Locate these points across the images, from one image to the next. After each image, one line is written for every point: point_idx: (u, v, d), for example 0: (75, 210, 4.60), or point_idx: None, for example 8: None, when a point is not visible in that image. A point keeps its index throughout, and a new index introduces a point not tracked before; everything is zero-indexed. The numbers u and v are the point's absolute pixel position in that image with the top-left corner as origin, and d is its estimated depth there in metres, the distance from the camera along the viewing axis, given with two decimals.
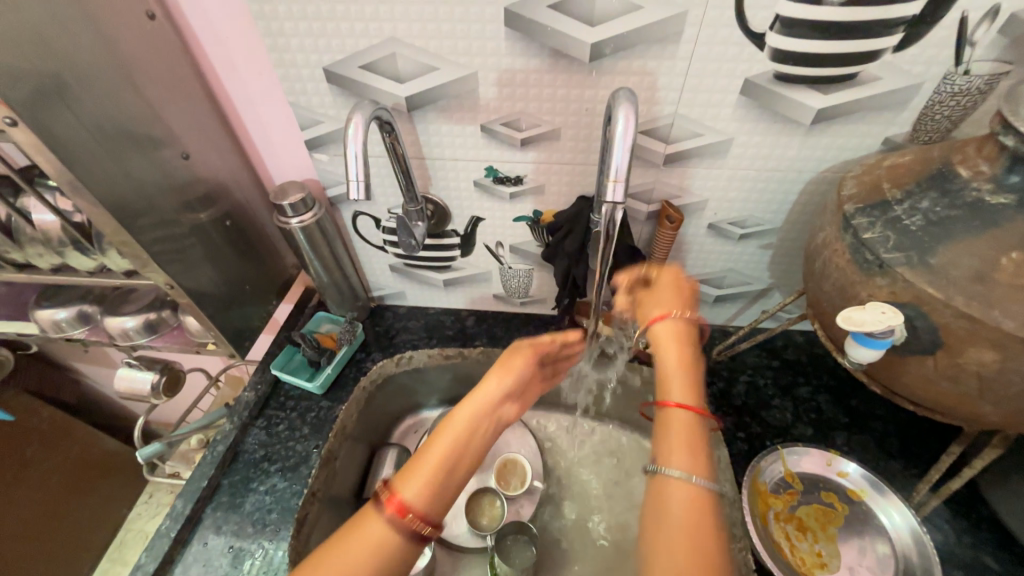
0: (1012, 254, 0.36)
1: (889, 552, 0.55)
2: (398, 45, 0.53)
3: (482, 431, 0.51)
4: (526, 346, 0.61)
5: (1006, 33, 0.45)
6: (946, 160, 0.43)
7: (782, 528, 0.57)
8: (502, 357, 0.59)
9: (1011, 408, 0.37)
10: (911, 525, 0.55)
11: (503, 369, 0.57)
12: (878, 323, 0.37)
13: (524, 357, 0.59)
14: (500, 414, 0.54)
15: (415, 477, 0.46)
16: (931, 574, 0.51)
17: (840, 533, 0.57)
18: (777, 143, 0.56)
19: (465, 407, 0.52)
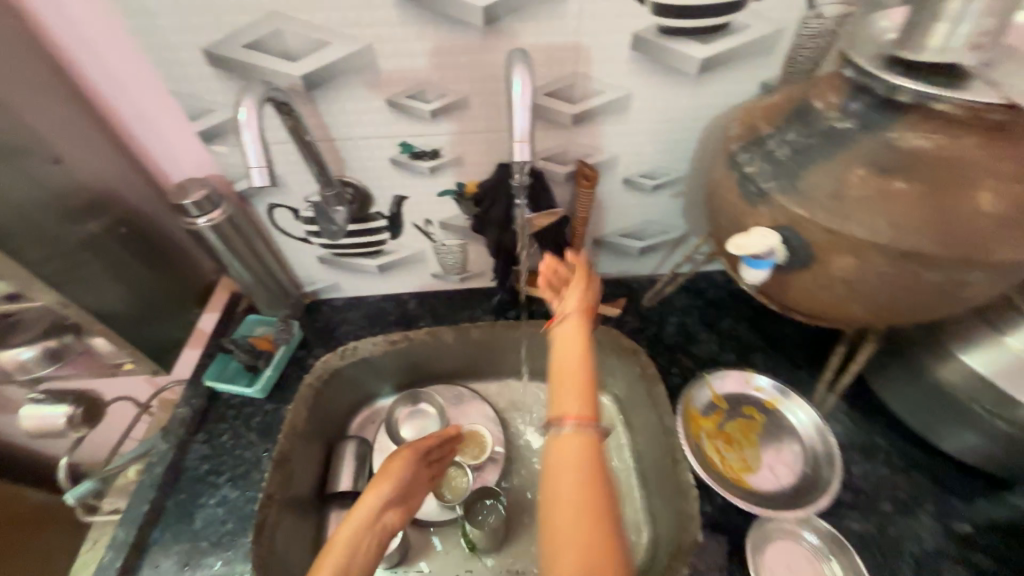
0: (859, 171, 0.40)
1: (801, 448, 0.62)
2: (282, 20, 0.50)
3: (363, 548, 0.59)
4: (405, 448, 0.69)
5: None
6: (808, 95, 0.47)
7: (712, 444, 0.63)
8: (384, 466, 0.67)
9: (875, 305, 0.43)
10: (814, 421, 0.63)
11: (380, 482, 0.65)
12: (760, 244, 0.42)
13: (403, 462, 0.67)
14: (382, 522, 0.63)
15: None
16: (832, 459, 0.59)
17: (761, 440, 0.64)
18: (671, 95, 0.60)
19: (345, 526, 0.60)
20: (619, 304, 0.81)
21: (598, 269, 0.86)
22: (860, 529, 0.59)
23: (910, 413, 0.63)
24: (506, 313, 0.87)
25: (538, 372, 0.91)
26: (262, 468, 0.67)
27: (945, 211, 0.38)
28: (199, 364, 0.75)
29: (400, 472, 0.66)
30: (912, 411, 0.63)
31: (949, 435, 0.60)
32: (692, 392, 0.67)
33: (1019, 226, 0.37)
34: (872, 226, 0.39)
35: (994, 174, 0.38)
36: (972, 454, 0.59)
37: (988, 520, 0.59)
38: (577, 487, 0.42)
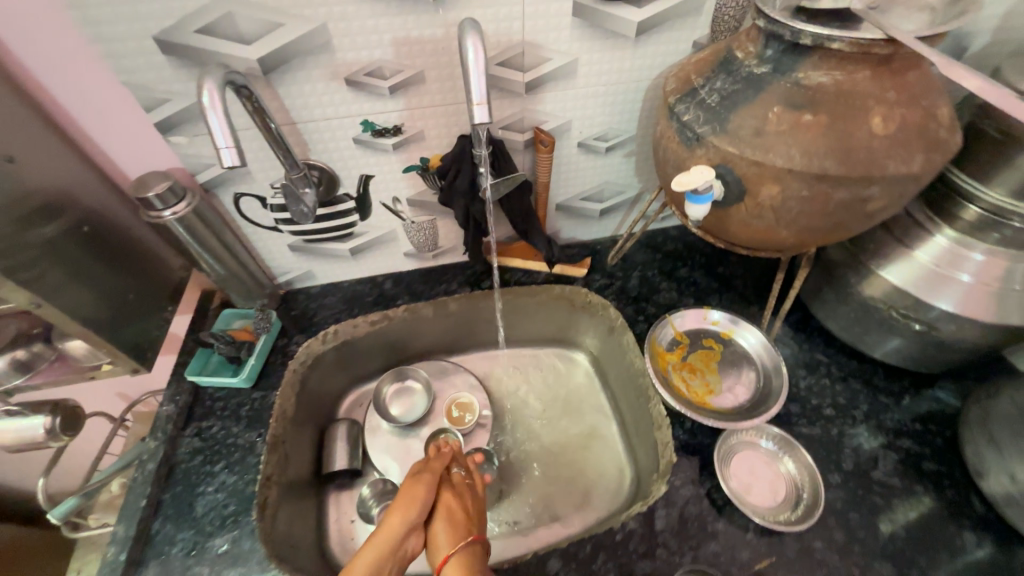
0: (775, 108, 0.46)
1: (755, 369, 0.70)
2: (233, 3, 0.51)
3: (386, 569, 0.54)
4: (424, 472, 0.66)
5: None
6: (730, 47, 0.52)
7: (678, 374, 0.71)
8: (409, 484, 0.64)
9: (800, 226, 0.50)
10: (763, 342, 0.71)
11: (404, 504, 0.61)
12: (698, 180, 0.48)
13: (426, 485, 0.63)
14: (406, 549, 0.57)
15: None
16: (779, 371, 0.68)
17: (720, 366, 0.72)
18: (613, 58, 0.64)
19: (369, 545, 0.55)
20: (584, 263, 0.87)
21: (563, 233, 0.91)
22: (809, 432, 0.67)
23: (843, 328, 0.72)
24: (480, 283, 0.90)
25: (516, 338, 0.95)
26: (257, 453, 0.68)
27: (847, 136, 0.44)
28: (179, 362, 0.75)
29: (423, 496, 0.62)
30: (844, 327, 0.72)
31: (876, 342, 0.69)
32: (657, 333, 0.74)
33: (905, 145, 0.45)
34: (788, 155, 0.45)
35: (882, 102, 0.45)
36: (895, 355, 0.68)
37: (912, 410, 0.69)
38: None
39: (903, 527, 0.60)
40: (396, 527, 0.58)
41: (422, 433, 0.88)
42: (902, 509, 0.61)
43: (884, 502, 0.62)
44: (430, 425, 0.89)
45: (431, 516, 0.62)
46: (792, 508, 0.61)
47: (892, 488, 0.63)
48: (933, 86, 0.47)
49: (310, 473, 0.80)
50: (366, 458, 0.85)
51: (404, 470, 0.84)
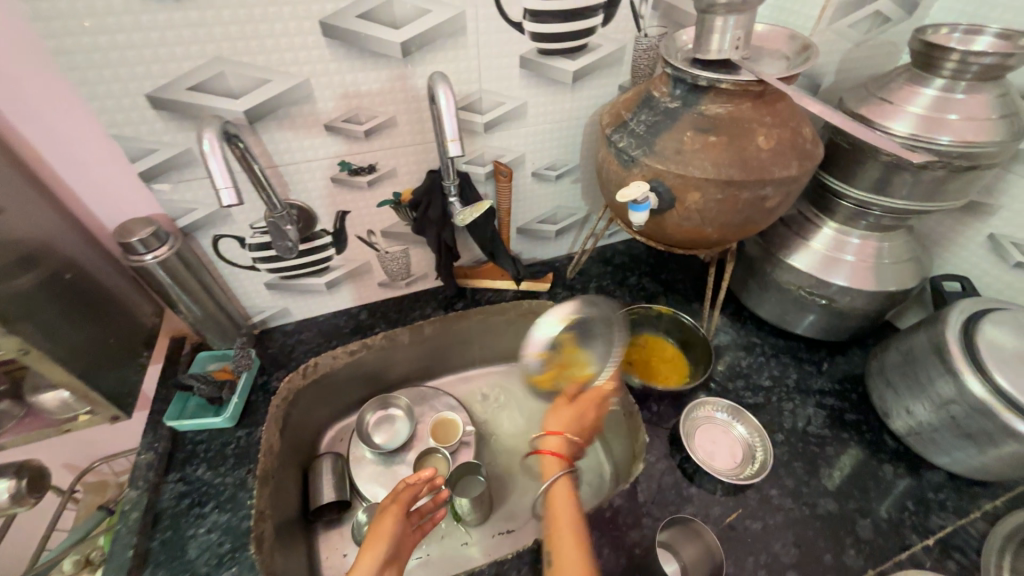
0: (688, 133, 0.59)
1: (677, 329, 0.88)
2: (225, 63, 0.57)
3: None
4: (391, 505, 0.68)
5: (656, 8, 0.72)
6: (649, 89, 0.66)
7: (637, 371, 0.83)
8: (377, 523, 0.66)
9: (720, 224, 0.62)
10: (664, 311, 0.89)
11: (376, 543, 0.63)
12: (639, 191, 0.59)
13: (393, 520, 0.66)
14: None
15: None
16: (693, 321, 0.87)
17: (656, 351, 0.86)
18: (556, 100, 0.76)
19: None
20: (547, 279, 0.97)
21: (525, 254, 1.00)
22: (755, 402, 0.78)
23: (768, 311, 0.85)
24: (453, 306, 0.97)
25: (491, 356, 1.01)
26: (248, 488, 0.68)
27: (743, 151, 0.58)
28: (155, 410, 0.73)
29: (392, 530, 0.64)
30: (769, 311, 0.85)
31: (795, 319, 0.83)
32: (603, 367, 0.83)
33: (785, 156, 0.59)
34: (703, 167, 0.57)
35: (764, 125, 0.59)
36: (811, 329, 0.82)
37: (831, 373, 0.83)
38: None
39: (839, 469, 0.71)
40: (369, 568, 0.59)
41: (407, 458, 0.89)
42: (836, 454, 0.73)
43: (821, 450, 0.73)
44: (415, 449, 0.91)
45: (400, 546, 0.65)
46: (750, 465, 0.71)
47: (825, 438, 0.75)
48: (797, 113, 0.63)
49: (297, 513, 0.79)
50: (353, 489, 0.85)
51: None
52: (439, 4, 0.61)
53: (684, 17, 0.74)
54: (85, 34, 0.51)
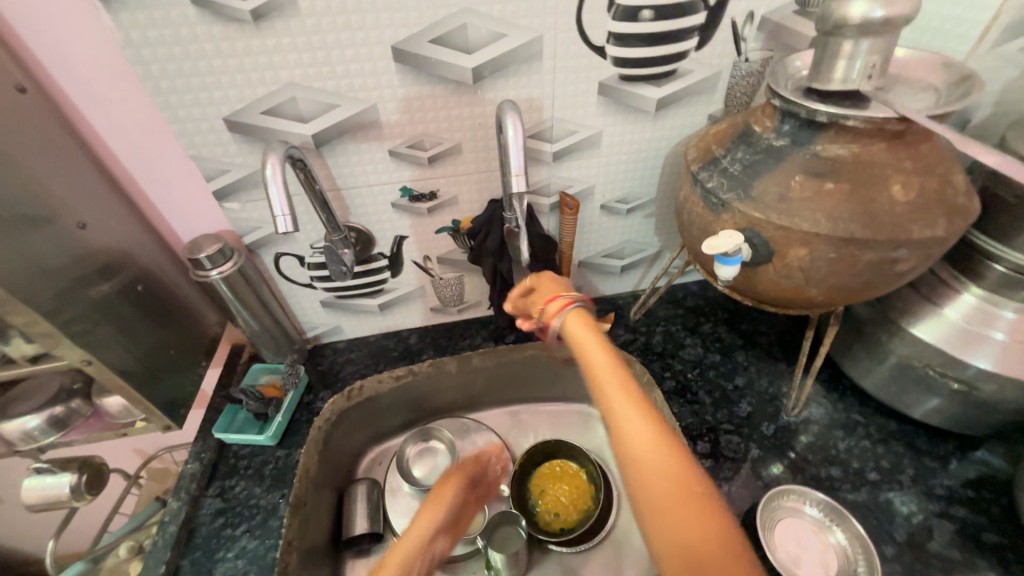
0: (797, 177, 0.49)
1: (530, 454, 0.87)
2: (297, 88, 0.57)
3: (418, 565, 0.64)
4: (456, 473, 0.77)
5: (762, 29, 0.63)
6: (747, 122, 0.57)
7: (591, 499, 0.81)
8: (439, 484, 0.74)
9: (829, 286, 0.51)
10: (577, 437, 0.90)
11: (435, 506, 0.71)
12: (729, 244, 0.50)
13: (454, 488, 0.74)
14: (434, 549, 0.67)
15: None
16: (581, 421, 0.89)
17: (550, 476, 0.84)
18: (634, 130, 0.69)
19: (410, 534, 0.65)
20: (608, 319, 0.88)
21: (585, 288, 0.93)
22: (854, 498, 0.65)
23: (877, 386, 0.71)
24: (504, 338, 0.91)
25: (541, 394, 0.94)
26: (279, 515, 0.67)
27: (870, 203, 0.47)
28: (207, 418, 0.75)
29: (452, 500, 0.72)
30: (879, 386, 0.71)
31: (914, 402, 0.67)
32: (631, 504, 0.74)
33: (926, 211, 0.47)
34: (814, 220, 0.47)
35: (901, 172, 0.47)
36: (936, 416, 0.67)
37: (960, 476, 0.67)
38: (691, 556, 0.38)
39: None
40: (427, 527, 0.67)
41: None
42: None
43: None
44: None
45: (458, 513, 0.74)
46: None
47: (951, 561, 0.60)
48: (946, 156, 0.50)
49: (328, 538, 0.76)
50: (386, 521, 0.81)
51: None
52: (515, 28, 0.57)
53: (795, 38, 0.64)
54: (171, 60, 0.52)
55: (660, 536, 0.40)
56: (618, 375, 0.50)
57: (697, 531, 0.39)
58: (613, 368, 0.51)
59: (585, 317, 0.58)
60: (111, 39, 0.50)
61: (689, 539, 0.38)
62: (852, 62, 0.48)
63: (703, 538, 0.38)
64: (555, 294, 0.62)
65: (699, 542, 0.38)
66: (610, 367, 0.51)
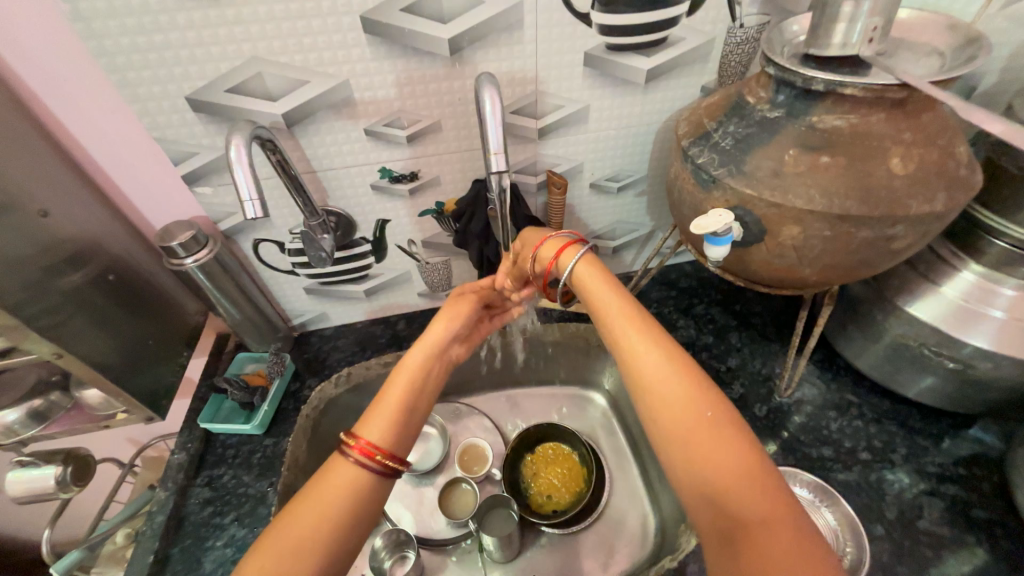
0: (791, 151, 0.47)
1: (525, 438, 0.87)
2: (263, 63, 0.54)
3: (435, 369, 0.56)
4: (473, 293, 0.64)
5: None
6: (740, 92, 0.54)
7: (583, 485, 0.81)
8: (453, 299, 0.63)
9: (822, 265, 0.49)
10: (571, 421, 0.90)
11: (458, 311, 0.61)
12: (719, 222, 0.47)
13: (470, 304, 0.62)
14: (448, 354, 0.59)
15: (375, 420, 0.50)
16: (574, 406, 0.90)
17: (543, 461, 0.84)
18: (623, 103, 0.66)
19: (418, 347, 0.56)
20: None
21: None
22: (845, 478, 0.65)
23: (871, 366, 0.70)
24: None
25: (533, 378, 0.93)
26: (268, 504, 0.67)
27: (866, 177, 0.44)
28: (192, 408, 0.74)
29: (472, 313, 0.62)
30: (874, 366, 0.69)
31: (908, 381, 0.66)
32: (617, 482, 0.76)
33: (926, 185, 0.44)
34: (807, 196, 0.45)
35: (900, 143, 0.45)
36: (930, 395, 0.66)
37: (953, 454, 0.66)
38: (714, 485, 0.40)
39: None
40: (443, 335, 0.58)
41: (437, 481, 0.84)
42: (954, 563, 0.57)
43: (933, 554, 0.58)
44: (444, 472, 0.85)
45: (472, 328, 0.64)
46: None
47: (940, 538, 0.59)
48: (949, 126, 0.48)
49: None
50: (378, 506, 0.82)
51: (418, 523, 0.80)
52: None
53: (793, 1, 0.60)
54: (125, 35, 0.49)
55: (684, 471, 0.42)
56: (632, 320, 0.50)
57: (720, 460, 0.41)
58: (626, 313, 0.51)
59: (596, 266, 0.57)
60: (57, 12, 0.47)
61: (714, 471, 0.41)
62: (851, 25, 0.45)
63: (729, 467, 0.40)
64: (542, 237, 0.61)
65: (724, 471, 0.40)
66: (625, 312, 0.51)
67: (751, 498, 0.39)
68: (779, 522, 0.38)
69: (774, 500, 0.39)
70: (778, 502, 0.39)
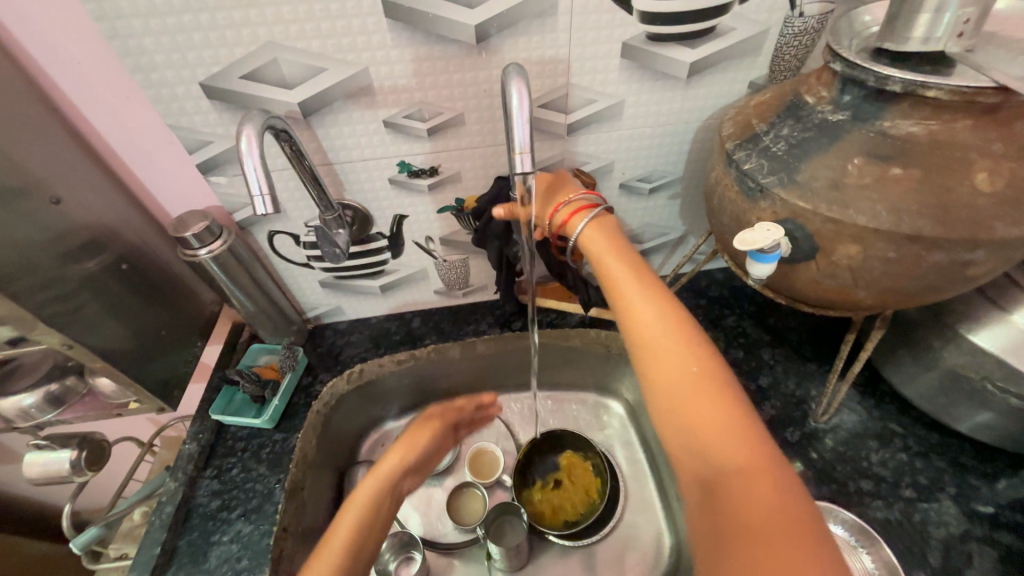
0: (855, 160, 0.41)
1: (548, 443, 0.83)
2: (280, 49, 0.51)
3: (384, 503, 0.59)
4: (437, 416, 0.69)
5: None
6: (797, 91, 0.48)
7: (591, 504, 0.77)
8: (415, 428, 0.68)
9: (881, 288, 0.44)
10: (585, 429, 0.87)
11: (415, 440, 0.66)
12: (766, 238, 0.42)
13: (431, 430, 0.68)
14: (399, 488, 0.62)
15: (321, 557, 0.51)
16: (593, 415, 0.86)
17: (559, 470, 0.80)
18: (662, 99, 0.61)
19: (369, 482, 0.59)
20: None
21: None
22: (884, 516, 0.60)
23: (921, 395, 0.64)
24: (511, 324, 0.87)
25: (549, 383, 0.90)
26: (274, 501, 0.66)
27: (944, 193, 0.39)
28: (204, 398, 0.74)
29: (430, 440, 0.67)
30: (924, 395, 0.63)
31: (963, 415, 0.60)
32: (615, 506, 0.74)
33: (1016, 205, 0.38)
34: (872, 212, 0.40)
35: (988, 156, 0.39)
36: (986, 432, 0.60)
37: (1009, 497, 0.60)
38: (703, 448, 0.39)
39: None
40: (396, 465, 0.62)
41: (446, 484, 0.82)
42: None
43: None
44: (453, 475, 0.83)
45: (430, 456, 0.67)
46: None
47: None
48: None
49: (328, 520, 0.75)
50: None
51: (425, 525, 0.79)
52: None
53: None
54: (137, 17, 0.47)
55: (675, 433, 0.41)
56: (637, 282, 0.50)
57: (710, 419, 0.40)
58: (632, 276, 0.50)
59: (606, 227, 0.56)
60: None
61: (705, 435, 0.40)
62: (938, 16, 0.39)
63: (721, 433, 0.39)
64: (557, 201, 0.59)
65: (718, 437, 0.39)
66: (630, 275, 0.50)
67: (743, 465, 0.37)
68: (772, 496, 0.36)
69: (767, 470, 0.37)
70: (770, 472, 0.37)
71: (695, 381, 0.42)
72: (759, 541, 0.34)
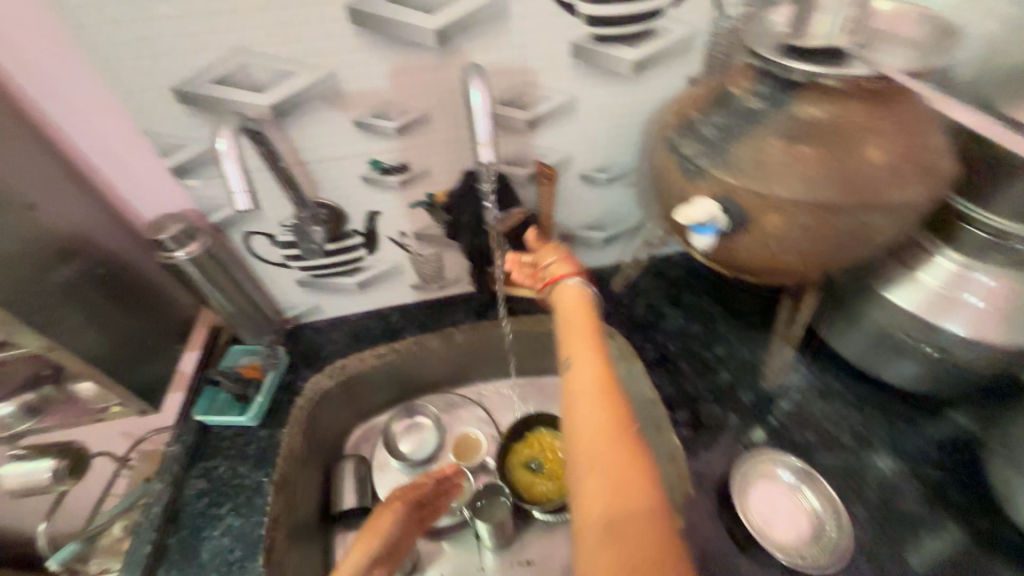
0: (773, 141, 0.48)
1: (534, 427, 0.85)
2: (249, 54, 0.53)
3: None
4: (395, 501, 0.68)
5: None
6: (725, 83, 0.54)
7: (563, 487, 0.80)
8: (374, 517, 0.66)
9: (804, 252, 0.50)
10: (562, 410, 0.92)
11: (373, 533, 0.64)
12: (702, 212, 0.49)
13: (391, 514, 0.66)
14: None
15: None
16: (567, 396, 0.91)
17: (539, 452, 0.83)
18: (611, 95, 0.67)
19: None
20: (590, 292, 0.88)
21: None
22: (828, 461, 0.67)
23: (854, 352, 0.71)
24: (486, 314, 0.91)
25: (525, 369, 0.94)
26: (264, 495, 0.68)
27: (846, 166, 0.45)
28: (185, 401, 0.75)
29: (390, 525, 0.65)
30: (857, 352, 0.71)
31: (888, 367, 0.68)
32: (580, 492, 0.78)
33: (903, 174, 0.46)
34: (789, 185, 0.46)
35: (879, 133, 0.46)
36: (909, 380, 0.68)
37: (932, 436, 0.68)
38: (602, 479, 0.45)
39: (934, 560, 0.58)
40: (357, 562, 0.60)
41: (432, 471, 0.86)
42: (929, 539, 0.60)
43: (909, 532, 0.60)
44: (437, 463, 0.86)
45: (399, 541, 0.65)
46: (815, 544, 0.59)
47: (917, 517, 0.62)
48: (926, 115, 0.49)
49: (317, 515, 0.77)
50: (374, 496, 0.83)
51: None
52: None
53: None
54: (107, 27, 0.49)
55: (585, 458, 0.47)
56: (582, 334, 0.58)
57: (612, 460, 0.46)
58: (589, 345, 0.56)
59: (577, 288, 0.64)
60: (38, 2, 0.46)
61: (605, 469, 0.46)
62: None
63: (618, 473, 0.46)
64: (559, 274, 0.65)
65: (617, 473, 0.46)
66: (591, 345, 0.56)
67: (630, 496, 0.44)
68: (647, 530, 0.42)
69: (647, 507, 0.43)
70: (651, 517, 0.43)
71: (610, 418, 0.49)
72: (628, 557, 0.40)
